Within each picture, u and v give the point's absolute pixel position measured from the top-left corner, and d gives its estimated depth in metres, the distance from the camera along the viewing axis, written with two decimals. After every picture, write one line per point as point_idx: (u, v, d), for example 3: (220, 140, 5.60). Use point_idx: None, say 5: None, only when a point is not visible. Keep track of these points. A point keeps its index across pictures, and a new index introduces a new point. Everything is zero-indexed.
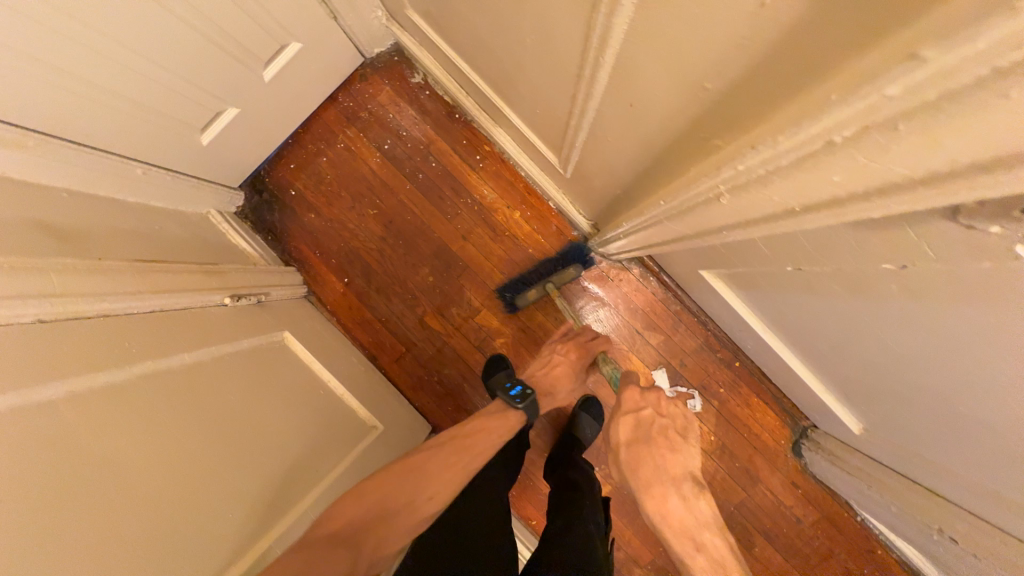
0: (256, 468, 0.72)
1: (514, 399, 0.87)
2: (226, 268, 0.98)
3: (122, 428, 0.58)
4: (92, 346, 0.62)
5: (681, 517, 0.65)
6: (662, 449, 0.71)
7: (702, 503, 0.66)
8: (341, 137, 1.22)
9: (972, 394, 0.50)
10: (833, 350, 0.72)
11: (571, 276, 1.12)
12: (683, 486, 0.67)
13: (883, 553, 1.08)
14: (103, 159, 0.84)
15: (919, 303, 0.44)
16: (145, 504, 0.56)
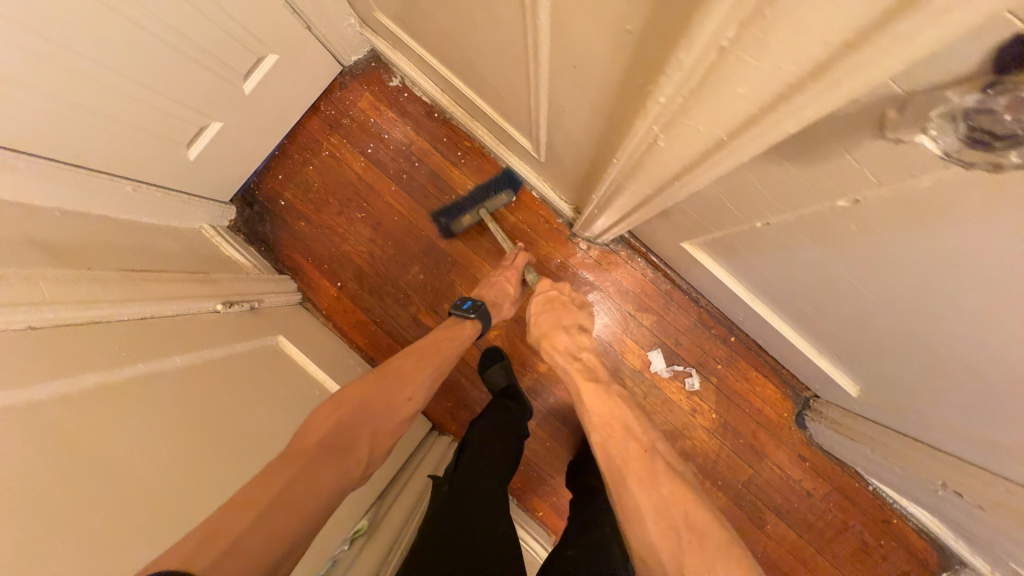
0: (247, 468, 0.73)
1: (466, 310, 0.97)
2: (218, 278, 1.00)
3: (110, 427, 0.59)
4: (81, 351, 0.64)
5: (567, 347, 0.88)
6: (560, 311, 0.94)
7: (584, 339, 0.89)
8: (325, 144, 1.24)
9: (952, 332, 0.49)
10: (818, 310, 0.71)
11: (504, 201, 1.13)
12: (571, 328, 0.91)
13: (899, 522, 1.06)
14: (92, 178, 0.87)
15: (881, 237, 0.44)
16: (128, 502, 0.56)
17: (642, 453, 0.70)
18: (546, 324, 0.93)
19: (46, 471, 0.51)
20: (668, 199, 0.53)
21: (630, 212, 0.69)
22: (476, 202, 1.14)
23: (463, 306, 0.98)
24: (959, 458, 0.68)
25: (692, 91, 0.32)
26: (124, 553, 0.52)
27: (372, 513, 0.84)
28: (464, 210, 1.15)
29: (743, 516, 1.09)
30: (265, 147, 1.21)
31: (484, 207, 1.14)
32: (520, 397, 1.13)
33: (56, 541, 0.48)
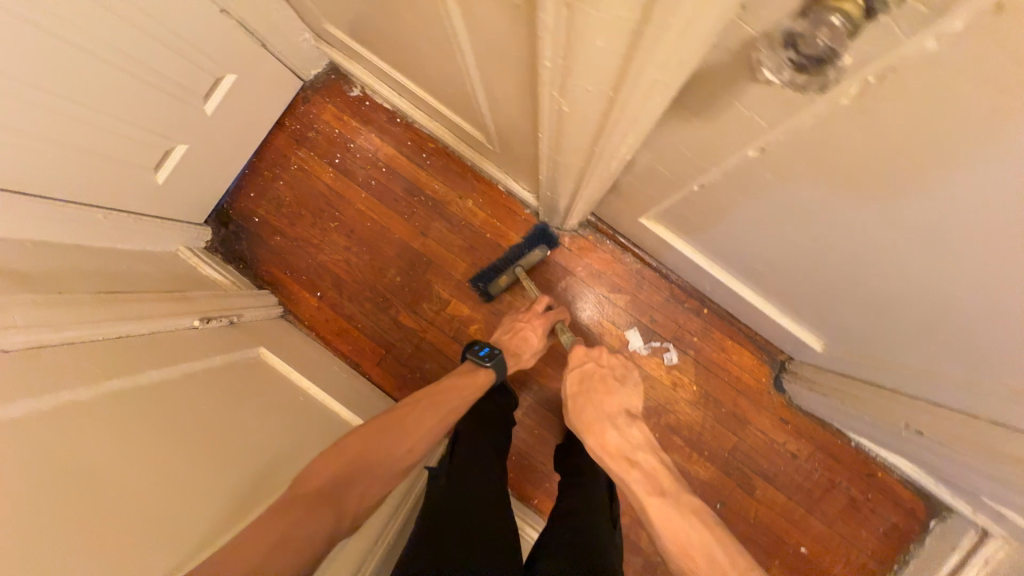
0: (230, 471, 0.73)
1: (482, 357, 0.91)
2: (195, 295, 1.01)
3: (87, 438, 0.61)
4: (56, 370, 0.65)
5: (616, 444, 0.73)
6: (601, 392, 0.79)
7: (634, 428, 0.75)
8: (293, 158, 1.27)
9: (876, 265, 0.52)
10: (769, 268, 0.73)
11: (538, 257, 1.14)
12: (618, 418, 0.76)
13: (884, 474, 1.08)
14: (64, 209, 0.88)
15: (797, 182, 0.46)
16: (107, 506, 0.57)
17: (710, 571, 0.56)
18: (587, 411, 0.78)
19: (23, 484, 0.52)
20: (602, 167, 0.56)
21: (577, 190, 0.72)
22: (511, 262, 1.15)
23: (480, 352, 0.92)
24: (918, 397, 0.70)
25: (564, 56, 0.35)
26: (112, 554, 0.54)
27: None
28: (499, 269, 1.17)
29: (733, 484, 1.11)
30: (234, 166, 1.24)
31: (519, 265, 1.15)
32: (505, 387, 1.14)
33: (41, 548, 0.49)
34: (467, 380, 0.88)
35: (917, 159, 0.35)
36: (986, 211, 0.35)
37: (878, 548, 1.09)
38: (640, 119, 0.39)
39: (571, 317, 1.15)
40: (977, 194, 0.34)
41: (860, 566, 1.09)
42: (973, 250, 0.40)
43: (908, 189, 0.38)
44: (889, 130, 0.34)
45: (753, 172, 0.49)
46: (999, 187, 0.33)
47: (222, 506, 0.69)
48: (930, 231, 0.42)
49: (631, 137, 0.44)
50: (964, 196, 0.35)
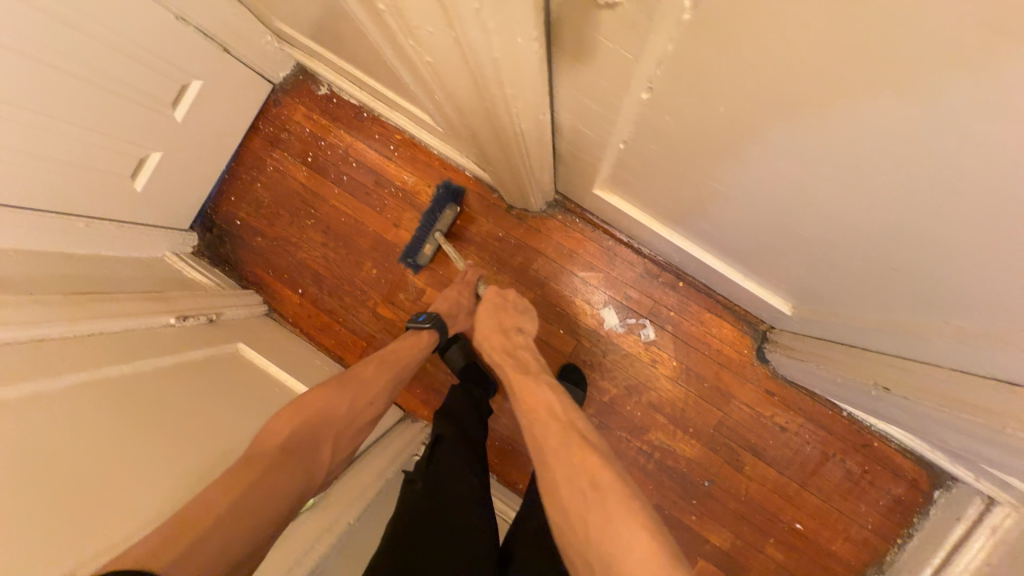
0: (196, 452, 0.73)
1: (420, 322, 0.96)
2: (172, 295, 1.05)
3: (44, 424, 0.61)
4: (24, 362, 0.68)
5: (504, 345, 0.89)
6: (502, 314, 0.95)
7: (521, 337, 0.91)
8: (269, 160, 1.30)
9: (801, 202, 0.50)
10: (712, 226, 0.72)
11: (452, 217, 1.16)
12: (510, 330, 0.92)
13: (879, 444, 1.03)
14: (47, 218, 0.93)
15: (706, 120, 0.44)
16: (64, 487, 0.57)
17: (562, 428, 0.70)
18: (488, 327, 0.93)
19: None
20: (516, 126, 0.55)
21: (513, 159, 0.71)
22: (427, 230, 1.15)
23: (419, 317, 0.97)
24: (887, 354, 0.66)
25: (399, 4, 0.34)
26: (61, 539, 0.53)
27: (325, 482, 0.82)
28: (420, 240, 1.15)
29: (719, 461, 1.07)
30: (213, 171, 1.28)
31: (436, 230, 1.15)
32: (479, 373, 1.12)
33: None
34: (410, 339, 0.95)
35: (806, 66, 0.32)
36: (889, 114, 0.32)
37: (880, 522, 1.03)
38: (501, 64, 0.38)
39: (546, 298, 1.14)
40: (884, 86, 0.30)
41: (862, 542, 1.03)
42: (894, 164, 0.36)
43: (808, 106, 0.35)
44: (766, 38, 0.31)
45: (657, 118, 0.48)
46: (897, 80, 0.29)
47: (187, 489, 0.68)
48: (848, 150, 0.38)
49: (511, 88, 0.43)
50: (867, 100, 0.32)
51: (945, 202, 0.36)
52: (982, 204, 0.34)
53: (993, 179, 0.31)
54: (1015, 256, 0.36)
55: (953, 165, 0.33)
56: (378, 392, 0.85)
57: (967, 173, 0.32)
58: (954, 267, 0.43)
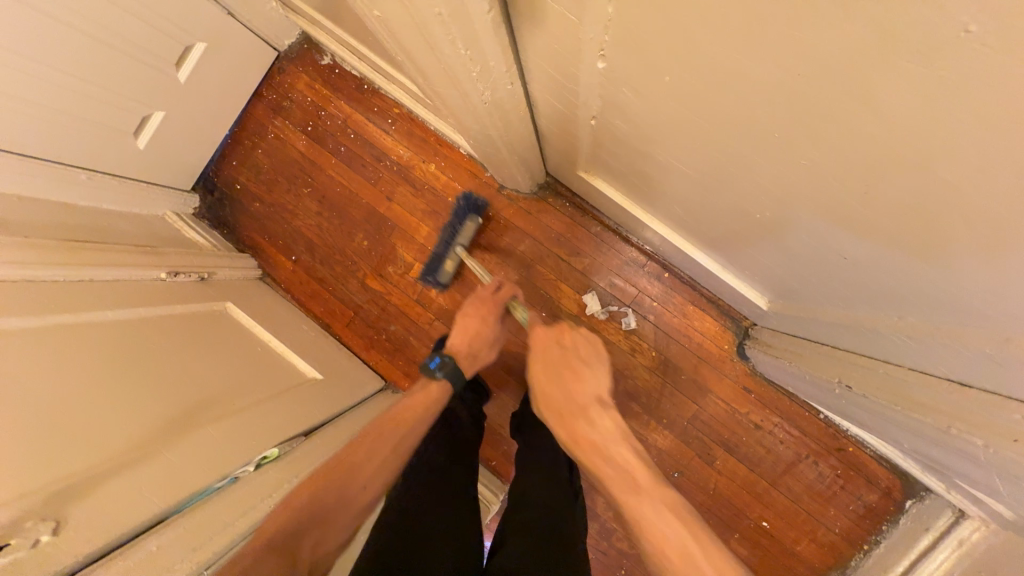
0: (177, 395, 0.75)
1: (432, 370, 0.84)
2: (165, 251, 1.08)
3: (40, 355, 0.64)
4: (19, 297, 0.71)
5: (588, 437, 0.66)
6: (569, 379, 0.73)
7: (606, 419, 0.67)
8: (271, 127, 1.32)
9: (756, 181, 0.50)
10: (685, 209, 0.71)
11: (473, 228, 1.13)
12: (590, 410, 0.69)
13: (854, 450, 1.02)
14: (50, 168, 0.96)
15: (661, 84, 0.44)
16: (56, 408, 0.59)
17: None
18: (556, 406, 0.71)
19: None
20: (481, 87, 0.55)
21: (489, 133, 0.71)
22: (448, 244, 1.12)
23: (430, 365, 0.84)
24: (852, 351, 0.66)
25: None
26: (18, 458, 0.52)
27: (294, 440, 0.84)
28: (442, 257, 1.13)
29: (690, 453, 1.07)
30: (216, 134, 1.31)
31: (457, 244, 1.12)
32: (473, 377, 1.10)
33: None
34: (416, 397, 0.81)
35: (739, 22, 0.31)
36: (811, 76, 0.32)
37: (849, 528, 1.02)
38: (446, 19, 0.40)
39: (530, 280, 1.15)
40: (823, 53, 0.30)
41: (827, 546, 1.03)
42: (829, 134, 0.36)
43: (746, 68, 0.35)
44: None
45: (616, 86, 0.49)
46: (819, 39, 0.29)
47: (153, 431, 0.66)
48: (789, 119, 0.38)
49: (464, 49, 0.44)
50: (796, 61, 0.32)
51: (881, 179, 0.37)
52: (904, 174, 0.34)
53: (938, 148, 0.30)
54: (945, 230, 0.36)
55: (877, 132, 0.33)
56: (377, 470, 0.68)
57: (909, 144, 0.32)
58: (897, 255, 0.43)
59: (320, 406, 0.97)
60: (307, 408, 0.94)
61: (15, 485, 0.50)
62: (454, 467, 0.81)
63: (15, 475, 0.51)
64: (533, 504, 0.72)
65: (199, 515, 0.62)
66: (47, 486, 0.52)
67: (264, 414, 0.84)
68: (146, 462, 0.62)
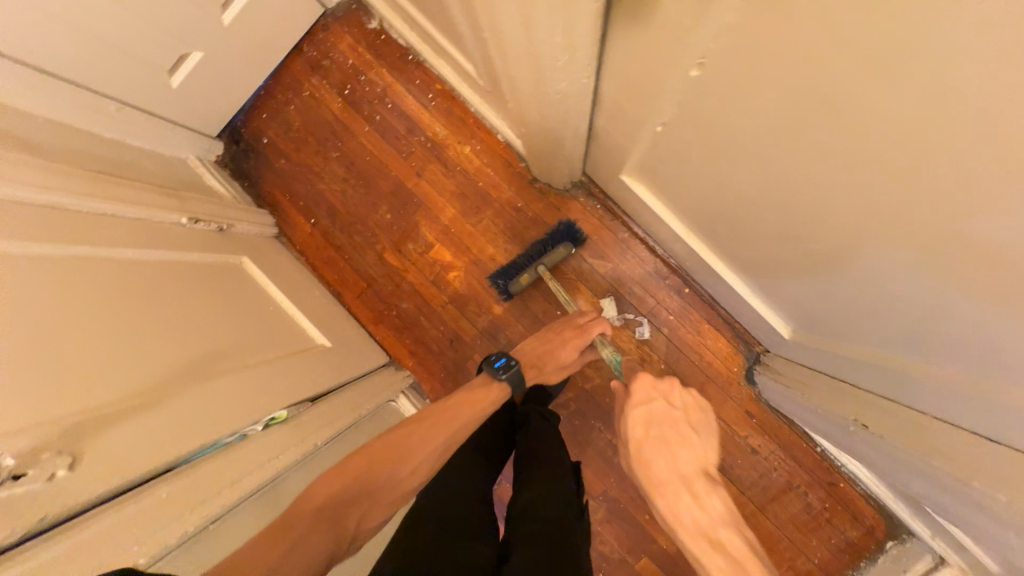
0: (190, 347, 0.73)
1: (498, 370, 0.88)
2: (188, 197, 1.06)
3: (64, 284, 0.62)
4: (55, 224, 0.69)
5: (696, 517, 0.59)
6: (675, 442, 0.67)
7: (715, 498, 0.60)
8: (307, 85, 1.30)
9: (819, 210, 0.50)
10: (729, 227, 0.71)
11: (563, 254, 1.11)
12: (696, 483, 0.62)
13: (845, 486, 1.04)
14: (79, 95, 0.92)
15: (756, 99, 0.42)
16: (82, 340, 0.58)
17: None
18: (649, 452, 0.67)
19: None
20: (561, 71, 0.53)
21: (547, 124, 0.70)
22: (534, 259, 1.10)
23: (496, 365, 0.88)
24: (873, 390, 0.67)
25: None
26: (38, 389, 0.50)
27: (301, 405, 0.83)
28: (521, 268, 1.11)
29: None
30: (250, 84, 1.28)
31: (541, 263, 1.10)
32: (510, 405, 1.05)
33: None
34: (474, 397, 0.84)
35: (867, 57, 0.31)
36: (923, 118, 0.31)
37: (827, 561, 1.04)
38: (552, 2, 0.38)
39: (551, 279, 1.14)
40: (939, 106, 0.30)
41: (805, 575, 1.04)
42: (931, 181, 0.35)
43: (868, 98, 0.33)
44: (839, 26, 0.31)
45: (703, 94, 0.48)
46: (971, 85, 0.27)
47: (162, 380, 0.64)
48: (893, 154, 0.36)
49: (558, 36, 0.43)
50: (928, 102, 0.30)
51: (960, 236, 0.37)
52: (986, 234, 0.34)
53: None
54: (1009, 294, 0.36)
55: (986, 192, 0.32)
56: (426, 460, 0.70)
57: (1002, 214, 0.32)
58: (952, 306, 0.43)
59: (328, 374, 0.96)
60: (316, 375, 0.93)
61: (35, 415, 0.48)
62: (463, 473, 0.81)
63: (33, 406, 0.48)
64: (540, 515, 0.72)
65: (212, 466, 0.61)
66: (64, 420, 0.50)
67: (274, 373, 0.83)
68: (160, 408, 0.60)
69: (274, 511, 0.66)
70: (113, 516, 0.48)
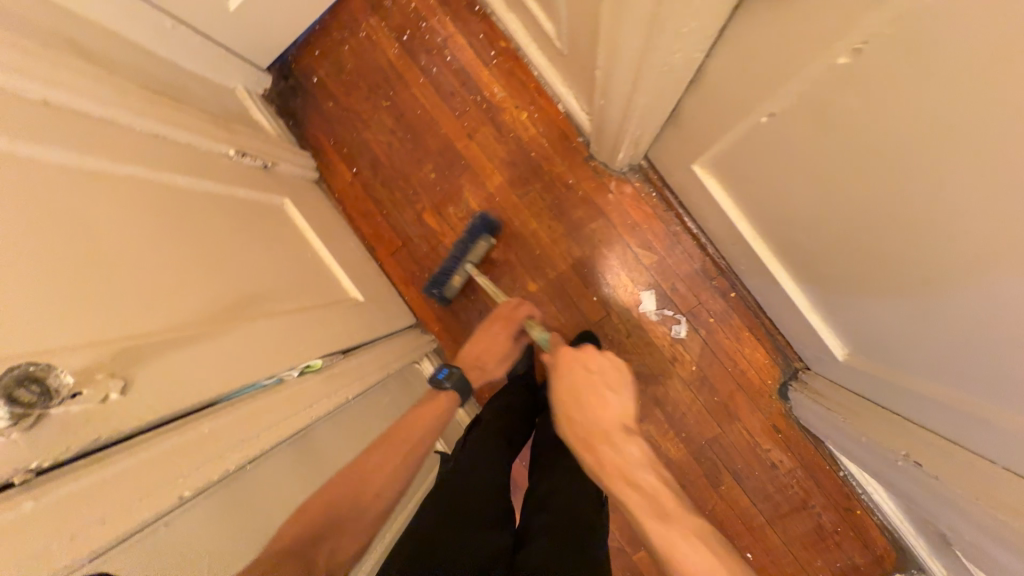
0: (233, 286, 0.72)
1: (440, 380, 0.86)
2: (236, 129, 1.02)
3: (117, 205, 0.60)
4: (111, 139, 0.67)
5: (616, 463, 0.60)
6: (595, 405, 0.68)
7: (632, 446, 0.62)
8: (364, 25, 1.24)
9: (929, 232, 0.45)
10: (811, 237, 0.66)
11: (483, 247, 1.12)
12: (614, 435, 0.64)
13: (862, 513, 1.02)
14: (135, 7, 0.89)
15: (915, 99, 0.37)
16: (129, 265, 0.57)
17: None
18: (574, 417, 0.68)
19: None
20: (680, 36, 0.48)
21: (635, 98, 0.64)
22: (458, 260, 1.11)
23: (437, 374, 0.87)
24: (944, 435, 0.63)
25: None
26: (87, 309, 0.49)
27: (334, 356, 0.83)
28: (451, 272, 1.11)
29: (698, 472, 1.07)
30: (307, 17, 1.22)
31: (467, 261, 1.11)
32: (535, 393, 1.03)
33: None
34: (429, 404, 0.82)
35: None
36: None
37: None
38: None
39: (586, 269, 1.11)
40: None
41: None
42: None
43: None
44: None
45: (843, 86, 0.43)
46: None
47: (204, 315, 0.63)
48: None
49: None
50: None
51: None
52: None
53: None
54: None
55: None
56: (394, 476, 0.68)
57: None
58: None
59: (360, 330, 0.95)
60: (349, 328, 0.92)
61: (78, 334, 0.47)
62: (485, 458, 0.80)
63: (77, 324, 0.48)
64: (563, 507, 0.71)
65: (251, 408, 0.60)
66: (111, 344, 0.49)
67: (310, 321, 0.82)
68: (203, 344, 0.59)
69: (304, 457, 0.66)
70: (157, 444, 0.48)
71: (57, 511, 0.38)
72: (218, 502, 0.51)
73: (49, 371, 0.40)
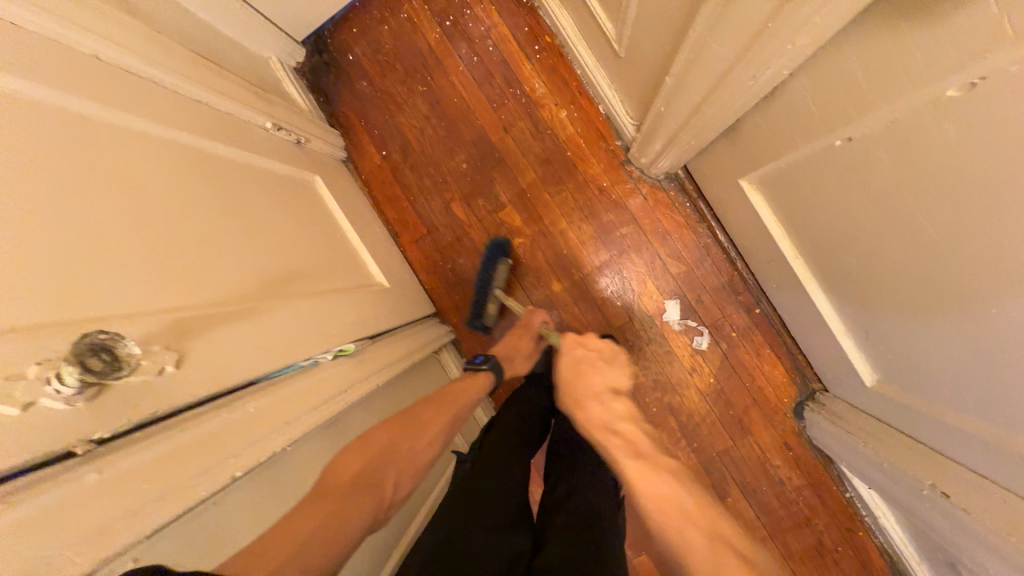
0: (270, 264, 0.70)
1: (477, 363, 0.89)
2: (272, 101, 1.00)
3: (163, 170, 0.58)
4: (158, 102, 0.65)
5: (602, 417, 0.75)
6: (589, 370, 0.84)
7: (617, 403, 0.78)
8: (406, 7, 1.21)
9: (999, 270, 0.45)
10: (858, 264, 0.67)
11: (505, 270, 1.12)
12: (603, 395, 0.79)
13: (864, 533, 1.04)
14: None
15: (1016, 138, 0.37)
16: (175, 235, 0.55)
17: None
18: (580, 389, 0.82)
19: (49, 167, 0.44)
20: (777, 46, 0.47)
21: (703, 107, 0.64)
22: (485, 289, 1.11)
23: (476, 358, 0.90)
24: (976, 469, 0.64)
25: None
26: (138, 278, 0.48)
27: (362, 341, 0.82)
28: (483, 303, 1.11)
29: (708, 482, 1.08)
30: None
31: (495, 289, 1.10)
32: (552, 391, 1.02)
33: (49, 233, 0.41)
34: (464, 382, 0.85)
35: None
36: None
37: None
38: None
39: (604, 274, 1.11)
40: None
41: None
42: None
43: None
44: None
45: (939, 117, 0.43)
46: None
47: (245, 291, 0.62)
48: None
49: None
50: None
51: None
52: None
53: None
54: None
55: None
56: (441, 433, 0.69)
57: None
58: None
59: (387, 317, 0.94)
60: (377, 313, 0.91)
61: (128, 304, 0.46)
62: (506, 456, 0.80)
63: (129, 292, 0.46)
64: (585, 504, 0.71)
65: (291, 390, 0.59)
66: (163, 315, 0.48)
67: (342, 303, 0.81)
68: (246, 322, 0.57)
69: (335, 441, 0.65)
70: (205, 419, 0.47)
71: (107, 487, 0.37)
72: (259, 481, 0.50)
73: (119, 342, 0.39)
